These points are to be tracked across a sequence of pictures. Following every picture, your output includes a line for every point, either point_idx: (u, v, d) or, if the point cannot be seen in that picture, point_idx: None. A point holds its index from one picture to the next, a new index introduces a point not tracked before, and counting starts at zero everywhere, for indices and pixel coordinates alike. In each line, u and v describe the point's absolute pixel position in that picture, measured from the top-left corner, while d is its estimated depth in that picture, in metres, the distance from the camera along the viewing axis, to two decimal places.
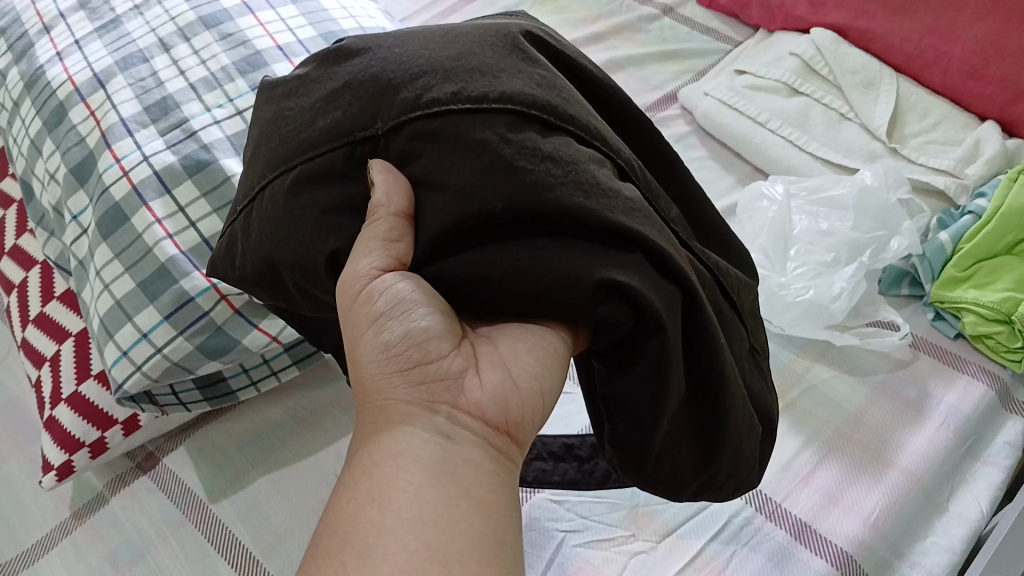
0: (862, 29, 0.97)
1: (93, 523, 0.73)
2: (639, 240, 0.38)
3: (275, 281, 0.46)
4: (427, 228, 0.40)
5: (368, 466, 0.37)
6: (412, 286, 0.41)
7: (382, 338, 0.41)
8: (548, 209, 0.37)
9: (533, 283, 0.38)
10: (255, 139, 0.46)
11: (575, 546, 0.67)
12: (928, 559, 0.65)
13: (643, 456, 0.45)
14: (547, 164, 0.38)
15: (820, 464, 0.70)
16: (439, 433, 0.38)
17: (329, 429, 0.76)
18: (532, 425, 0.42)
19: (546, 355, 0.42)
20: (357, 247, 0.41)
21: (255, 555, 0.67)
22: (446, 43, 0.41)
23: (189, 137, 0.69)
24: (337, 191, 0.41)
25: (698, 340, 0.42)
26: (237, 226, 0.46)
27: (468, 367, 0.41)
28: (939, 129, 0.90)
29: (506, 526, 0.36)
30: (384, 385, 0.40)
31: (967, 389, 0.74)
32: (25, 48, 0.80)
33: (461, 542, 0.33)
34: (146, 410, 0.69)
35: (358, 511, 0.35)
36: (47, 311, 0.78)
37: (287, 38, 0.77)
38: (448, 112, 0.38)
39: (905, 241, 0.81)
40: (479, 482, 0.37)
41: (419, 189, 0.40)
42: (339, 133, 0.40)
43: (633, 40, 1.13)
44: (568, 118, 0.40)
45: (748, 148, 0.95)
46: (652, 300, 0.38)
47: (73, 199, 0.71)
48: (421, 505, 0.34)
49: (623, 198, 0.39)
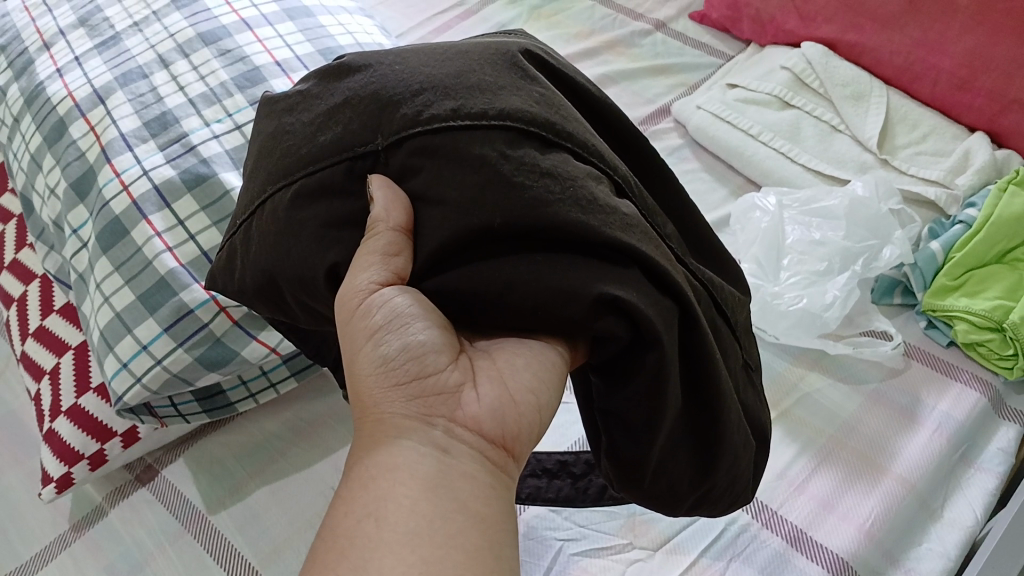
0: (851, 43, 0.98)
1: (92, 535, 0.73)
2: (636, 255, 0.39)
3: (274, 295, 0.46)
4: (426, 243, 0.40)
5: (366, 479, 0.37)
6: (409, 300, 0.41)
7: (380, 352, 0.41)
8: (546, 224, 0.38)
9: (531, 297, 0.39)
10: (256, 153, 0.47)
11: (573, 554, 0.67)
12: (923, 565, 0.65)
13: (640, 470, 0.45)
14: (545, 180, 0.38)
15: (815, 472, 0.71)
16: (438, 446, 0.38)
17: (328, 440, 0.76)
18: (529, 439, 0.42)
19: (544, 370, 0.42)
20: (356, 261, 0.41)
21: (254, 566, 0.68)
22: (445, 61, 0.42)
23: (189, 151, 0.70)
24: (336, 206, 0.42)
25: (694, 355, 0.43)
26: (237, 239, 0.47)
27: (465, 381, 0.41)
28: (929, 140, 0.91)
29: (502, 541, 0.35)
30: (381, 399, 0.40)
31: (959, 396, 0.75)
32: (25, 65, 0.81)
33: (457, 557, 0.33)
34: (145, 422, 0.70)
35: (354, 525, 0.35)
36: (47, 325, 0.79)
37: (285, 53, 0.78)
38: (447, 128, 0.39)
39: (897, 250, 0.82)
40: (477, 496, 0.37)
41: (418, 204, 0.40)
42: (339, 148, 0.41)
43: (626, 55, 1.15)
44: (566, 135, 0.41)
45: (741, 160, 0.96)
46: (649, 315, 0.38)
47: (73, 213, 0.71)
48: (418, 518, 0.34)
49: (621, 214, 0.40)
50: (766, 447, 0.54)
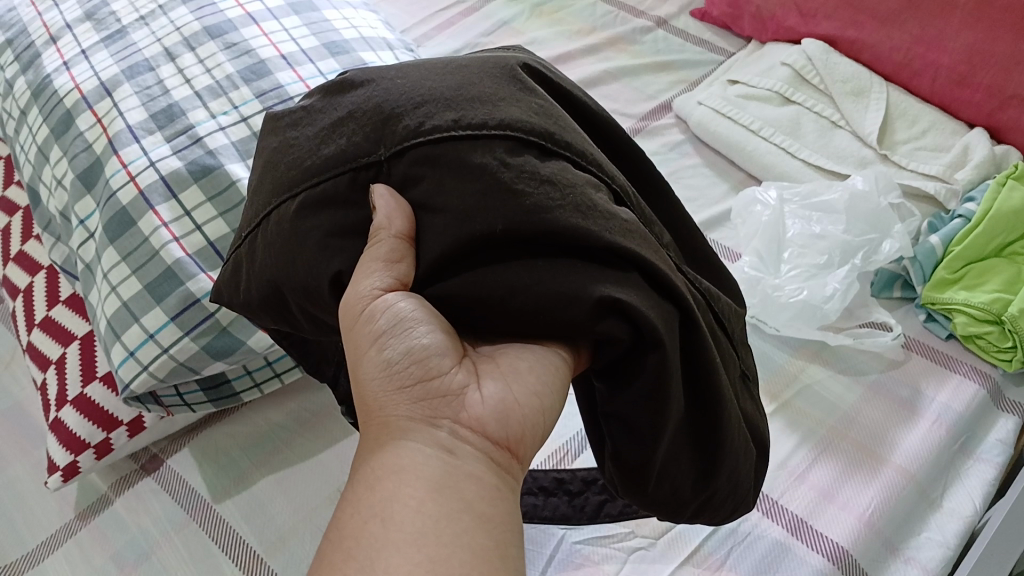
0: (851, 39, 0.99)
1: (98, 524, 0.74)
2: (635, 259, 0.40)
3: (279, 304, 0.47)
4: (429, 250, 0.41)
5: (372, 481, 0.37)
6: (413, 305, 0.41)
7: (383, 356, 0.41)
8: (547, 229, 0.38)
9: (532, 301, 0.39)
10: (260, 169, 0.47)
11: (575, 543, 0.67)
12: (923, 554, 0.66)
13: (644, 476, 0.45)
14: (546, 187, 0.39)
15: (815, 463, 0.71)
16: (442, 446, 0.39)
17: (332, 430, 0.77)
18: (532, 443, 0.42)
19: (546, 374, 0.42)
20: (360, 268, 0.41)
21: (260, 554, 0.68)
22: (446, 75, 0.43)
23: (195, 143, 0.70)
24: (341, 215, 0.42)
25: (694, 359, 0.44)
26: (243, 250, 0.48)
27: (470, 382, 0.41)
28: (928, 136, 0.92)
29: (507, 540, 0.36)
30: (386, 402, 0.41)
31: (959, 387, 0.76)
32: (32, 58, 0.81)
33: (462, 555, 0.34)
34: (151, 410, 0.71)
35: (361, 526, 0.35)
36: (53, 316, 0.79)
37: (290, 47, 0.78)
38: (448, 138, 0.40)
39: (897, 244, 0.83)
40: (482, 496, 0.37)
41: (420, 212, 0.41)
42: (342, 160, 0.42)
43: (627, 52, 1.15)
44: (565, 145, 0.41)
45: (741, 155, 0.97)
46: (649, 316, 0.39)
47: (80, 204, 0.72)
48: (424, 518, 0.35)
49: (620, 220, 0.40)
50: (766, 455, 0.55)
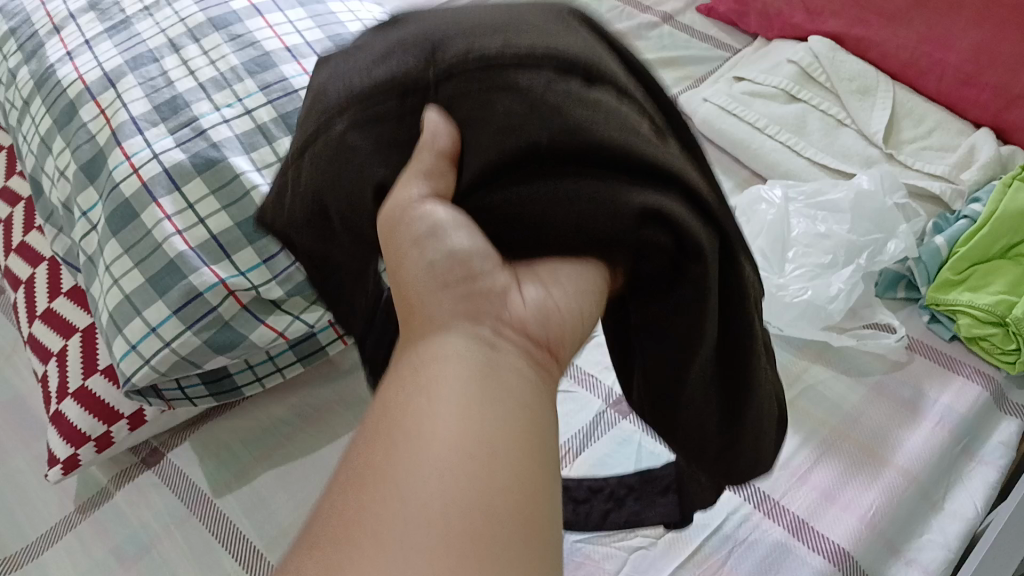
0: (859, 37, 0.98)
1: (98, 517, 0.74)
2: (677, 176, 0.38)
3: (323, 222, 0.46)
4: (473, 168, 0.39)
5: (412, 375, 0.34)
6: (454, 213, 0.38)
7: (426, 258, 0.38)
8: (591, 145, 0.37)
9: (571, 220, 0.38)
10: (303, 104, 0.46)
11: (576, 542, 0.68)
12: (924, 555, 0.66)
13: (676, 380, 0.45)
14: (590, 108, 0.37)
15: (817, 464, 0.71)
16: (483, 339, 0.36)
17: (335, 425, 0.77)
18: (576, 348, 0.40)
19: (591, 289, 0.39)
20: (402, 177, 0.39)
21: (260, 549, 0.68)
22: (488, 10, 0.41)
23: (199, 135, 0.70)
24: (383, 133, 0.40)
25: (731, 288, 0.42)
26: (288, 171, 0.46)
27: (512, 282, 0.38)
28: (934, 136, 0.92)
29: (546, 466, 0.32)
30: (428, 293, 0.37)
31: (962, 389, 0.76)
32: (35, 48, 0.81)
33: (497, 482, 0.30)
34: (152, 405, 0.70)
35: (396, 423, 0.32)
36: (55, 307, 0.79)
37: (295, 39, 0.78)
38: (495, 64, 0.38)
39: (902, 244, 0.82)
40: (528, 405, 0.34)
41: (465, 127, 0.39)
42: (391, 80, 0.39)
43: (632, 47, 1.15)
44: (610, 73, 0.39)
45: (746, 153, 0.96)
46: (694, 229, 0.38)
47: (83, 196, 0.71)
48: (463, 422, 0.31)
49: (659, 145, 0.39)
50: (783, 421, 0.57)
